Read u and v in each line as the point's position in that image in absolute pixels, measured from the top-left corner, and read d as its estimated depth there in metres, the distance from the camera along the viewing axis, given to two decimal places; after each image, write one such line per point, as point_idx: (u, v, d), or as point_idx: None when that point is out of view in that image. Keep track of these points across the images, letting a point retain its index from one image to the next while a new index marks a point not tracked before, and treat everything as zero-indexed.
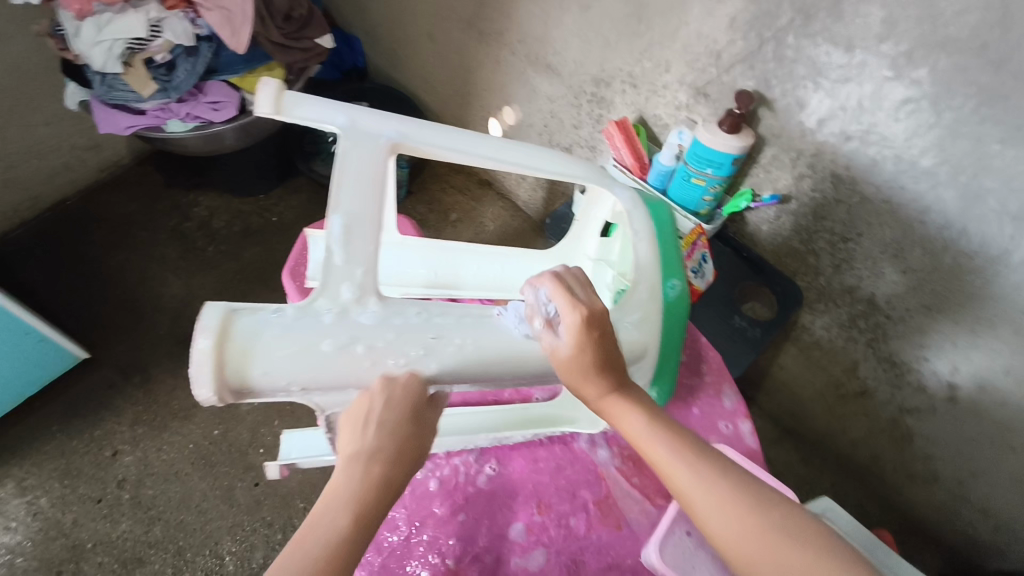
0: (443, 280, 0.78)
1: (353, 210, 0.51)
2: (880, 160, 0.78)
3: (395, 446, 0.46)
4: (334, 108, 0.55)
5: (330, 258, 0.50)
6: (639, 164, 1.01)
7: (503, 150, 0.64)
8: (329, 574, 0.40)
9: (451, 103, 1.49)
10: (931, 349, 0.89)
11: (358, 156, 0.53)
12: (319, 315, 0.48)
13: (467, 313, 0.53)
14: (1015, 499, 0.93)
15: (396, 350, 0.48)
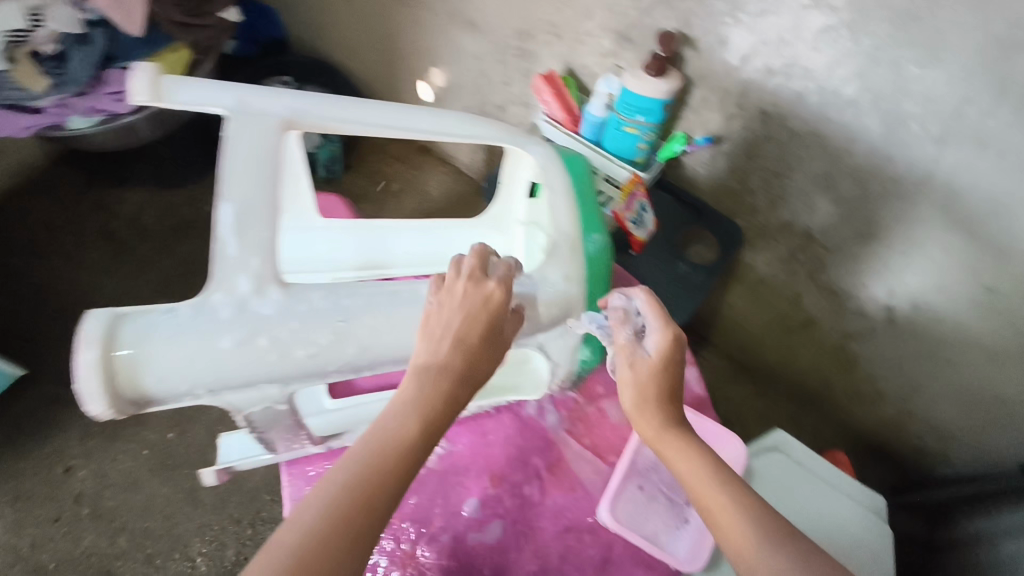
0: (373, 262, 0.80)
1: (245, 199, 0.52)
2: (804, 93, 0.77)
3: (470, 352, 0.51)
4: (221, 89, 0.56)
5: (223, 250, 0.51)
6: (570, 117, 0.99)
7: (405, 118, 0.66)
8: (394, 457, 0.46)
9: (379, 70, 1.43)
10: (867, 275, 0.90)
11: (248, 139, 0.54)
12: (216, 309, 0.49)
13: (380, 292, 0.56)
14: (955, 408, 0.98)
15: (304, 336, 0.52)
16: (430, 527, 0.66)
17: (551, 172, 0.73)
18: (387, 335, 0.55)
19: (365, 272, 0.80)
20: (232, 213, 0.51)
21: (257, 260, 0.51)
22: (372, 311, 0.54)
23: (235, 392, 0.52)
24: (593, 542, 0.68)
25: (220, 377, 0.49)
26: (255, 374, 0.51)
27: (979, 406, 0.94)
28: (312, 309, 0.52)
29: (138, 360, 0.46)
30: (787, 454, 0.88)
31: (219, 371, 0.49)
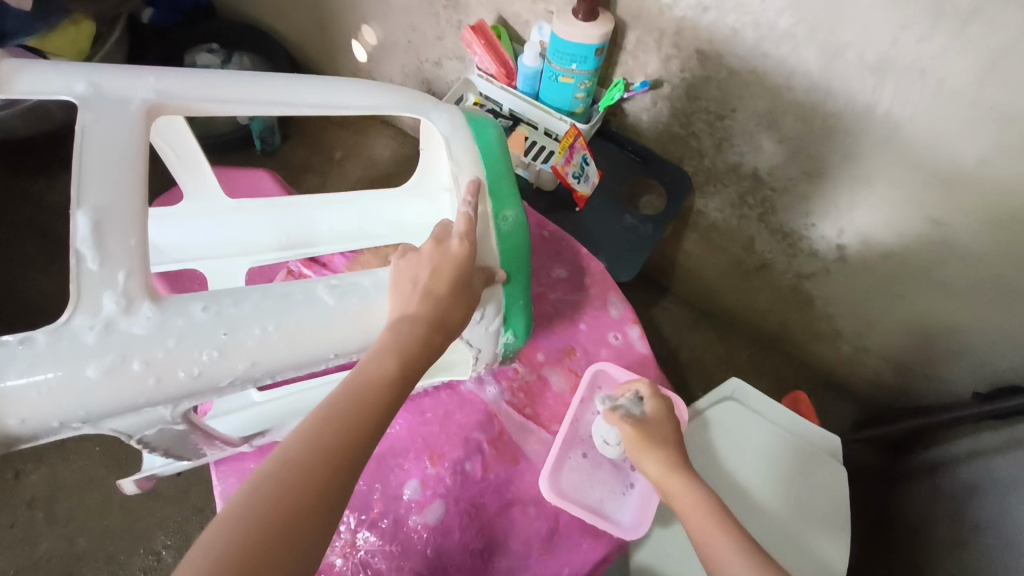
0: (295, 240, 0.78)
1: (99, 203, 0.48)
2: (739, 28, 0.73)
3: (441, 301, 0.56)
4: (71, 74, 0.54)
5: (82, 265, 0.47)
6: (504, 70, 0.93)
7: (286, 92, 0.63)
8: (371, 391, 0.49)
9: (308, 30, 1.34)
10: (816, 215, 0.88)
11: (102, 128, 0.51)
12: (79, 334, 0.46)
13: (270, 293, 0.54)
14: (908, 341, 0.98)
15: (185, 354, 0.50)
16: (371, 513, 0.72)
17: (455, 145, 0.67)
18: (282, 341, 0.54)
19: (287, 250, 0.78)
20: (88, 220, 0.48)
21: (124, 272, 0.48)
22: (267, 317, 0.53)
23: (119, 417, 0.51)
24: (537, 514, 0.73)
25: (93, 405, 0.47)
26: (133, 396, 0.49)
27: (932, 338, 0.94)
28: (191, 324, 0.50)
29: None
30: (740, 402, 0.87)
31: (90, 399, 0.47)
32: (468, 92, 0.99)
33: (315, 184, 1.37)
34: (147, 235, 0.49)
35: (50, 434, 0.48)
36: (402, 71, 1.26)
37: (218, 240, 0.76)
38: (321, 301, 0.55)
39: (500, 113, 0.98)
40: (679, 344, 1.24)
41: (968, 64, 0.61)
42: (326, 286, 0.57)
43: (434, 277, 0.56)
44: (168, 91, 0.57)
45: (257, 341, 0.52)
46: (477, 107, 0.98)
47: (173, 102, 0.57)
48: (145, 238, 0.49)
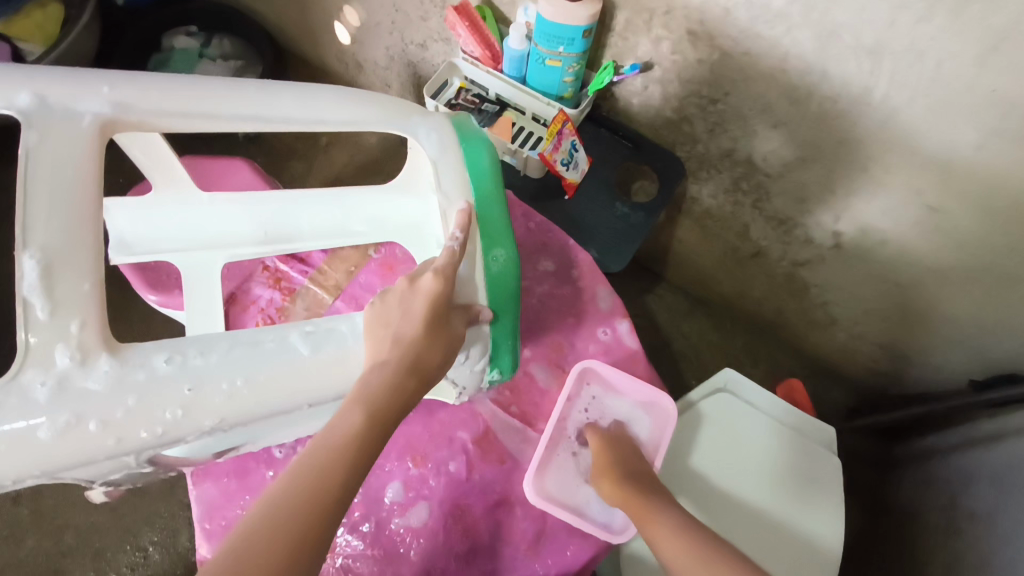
0: (275, 237, 0.75)
1: (50, 243, 0.47)
2: (732, 8, 0.70)
3: (414, 347, 0.55)
4: (12, 84, 0.51)
5: (32, 311, 0.46)
6: (488, 53, 0.90)
7: (259, 107, 0.61)
8: (340, 454, 0.49)
9: (288, 9, 1.29)
10: (812, 203, 0.86)
11: (47, 153, 0.49)
12: (30, 391, 0.46)
13: (240, 342, 0.54)
14: (902, 327, 0.96)
15: (145, 412, 0.49)
16: (351, 516, 0.71)
17: (443, 172, 0.66)
18: (249, 395, 0.53)
19: (266, 246, 0.75)
20: (36, 263, 0.46)
21: (77, 323, 0.47)
22: (235, 370, 0.52)
23: (78, 470, 0.50)
24: (524, 515, 0.72)
25: (46, 465, 0.47)
26: (89, 453, 0.48)
27: (927, 325, 0.93)
28: (150, 379, 0.49)
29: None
30: (734, 392, 0.85)
31: (44, 458, 0.47)
32: (452, 77, 0.95)
33: (301, 170, 1.33)
34: (101, 278, 0.48)
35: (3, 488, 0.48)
36: (387, 54, 1.22)
37: (193, 234, 0.74)
38: (295, 350, 0.55)
39: (486, 98, 0.95)
40: (672, 332, 1.23)
41: (971, 46, 0.58)
42: (300, 333, 0.56)
43: (405, 321, 0.56)
44: (127, 103, 0.55)
45: (225, 394, 0.52)
46: (462, 91, 0.95)
47: (130, 116, 0.55)
48: (100, 281, 0.48)
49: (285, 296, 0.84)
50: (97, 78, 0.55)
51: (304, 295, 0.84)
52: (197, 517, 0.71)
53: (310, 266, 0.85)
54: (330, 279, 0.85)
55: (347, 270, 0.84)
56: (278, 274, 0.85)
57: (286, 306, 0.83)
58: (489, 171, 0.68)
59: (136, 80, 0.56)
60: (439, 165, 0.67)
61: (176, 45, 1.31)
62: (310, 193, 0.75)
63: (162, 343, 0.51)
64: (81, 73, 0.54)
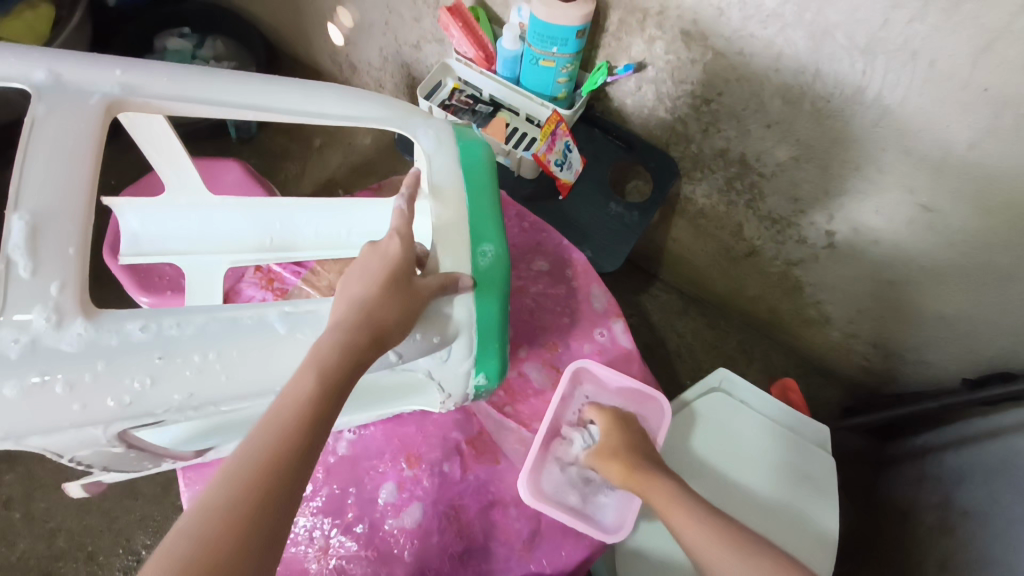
0: (275, 244, 0.74)
1: (41, 208, 0.46)
2: (725, 8, 0.70)
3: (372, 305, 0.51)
4: (31, 62, 0.53)
5: (13, 271, 0.45)
6: (482, 55, 0.90)
7: (261, 93, 0.60)
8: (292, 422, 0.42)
9: (282, 10, 1.29)
10: (805, 202, 0.86)
11: (51, 125, 0.50)
12: (2, 346, 0.44)
13: (218, 317, 0.50)
14: (895, 327, 0.97)
15: (112, 379, 0.46)
16: (345, 517, 0.71)
17: (435, 163, 0.65)
18: (222, 373, 0.50)
19: (268, 253, 0.74)
20: (24, 224, 0.46)
21: (58, 284, 0.45)
22: (210, 343, 0.49)
23: (42, 437, 0.47)
24: (519, 515, 0.72)
25: (16, 427, 0.45)
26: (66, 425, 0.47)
27: (921, 324, 0.93)
28: (122, 346, 0.47)
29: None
30: (729, 392, 0.85)
31: (14, 417, 0.45)
32: (447, 78, 0.95)
33: (294, 171, 1.32)
34: (87, 243, 0.47)
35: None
36: (380, 55, 1.21)
37: (195, 231, 0.73)
38: (272, 328, 0.51)
39: (480, 99, 0.95)
40: (667, 331, 1.23)
41: (963, 45, 0.59)
42: (279, 311, 0.52)
43: (361, 280, 0.52)
44: (135, 87, 0.55)
45: (193, 369, 0.49)
46: (456, 92, 0.95)
47: (136, 98, 0.55)
48: (86, 244, 0.47)
49: (277, 297, 0.83)
50: (113, 62, 0.55)
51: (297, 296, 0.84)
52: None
53: (302, 266, 0.84)
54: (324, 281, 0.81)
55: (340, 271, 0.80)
56: (271, 275, 0.85)
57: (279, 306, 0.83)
58: (484, 169, 0.67)
59: (150, 66, 0.57)
60: (431, 158, 0.66)
61: (168, 46, 1.30)
62: (312, 199, 0.75)
63: (138, 311, 0.48)
64: (100, 58, 0.55)
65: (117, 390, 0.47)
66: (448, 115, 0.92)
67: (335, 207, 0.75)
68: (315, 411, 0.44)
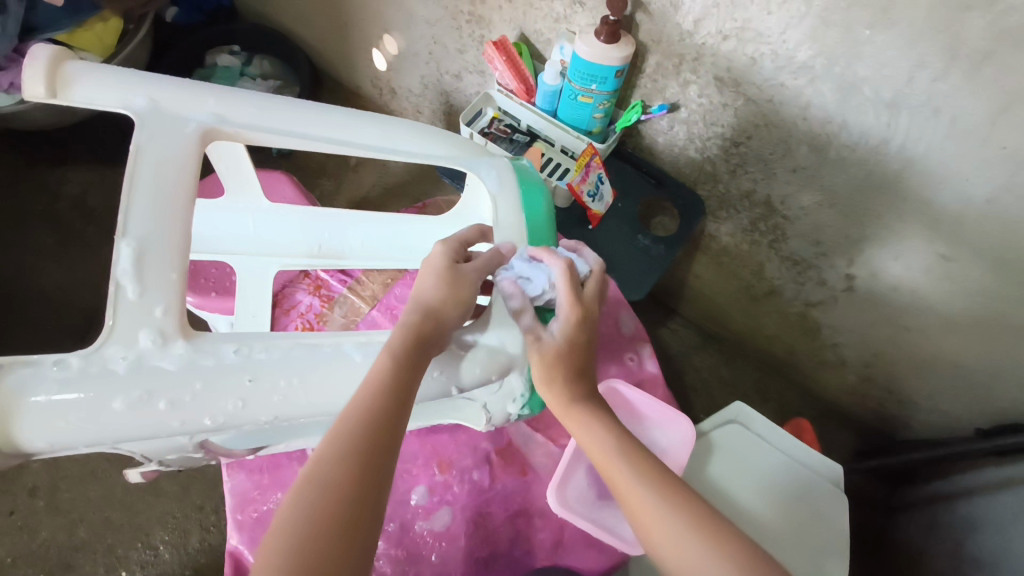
0: (328, 253, 0.81)
1: (144, 232, 0.50)
2: (759, 58, 0.74)
3: (434, 293, 0.56)
4: (132, 90, 0.58)
5: (121, 293, 0.49)
6: (523, 87, 0.94)
7: (341, 130, 0.66)
8: (373, 403, 0.48)
9: (330, 36, 1.35)
10: (827, 246, 0.89)
11: (153, 148, 0.54)
12: (110, 363, 0.48)
13: (301, 344, 0.54)
14: (909, 372, 0.99)
15: (213, 400, 0.50)
16: None
17: (501, 206, 0.70)
18: (303, 397, 0.52)
19: (316, 258, 0.81)
20: (130, 250, 0.49)
21: (161, 307, 0.50)
22: (293, 368, 0.52)
23: (136, 443, 0.52)
24: (543, 525, 0.76)
25: (113, 435, 0.48)
26: (154, 432, 0.49)
27: (936, 371, 0.95)
28: (216, 367, 0.50)
29: (14, 413, 0.46)
30: (745, 425, 0.88)
31: (115, 427, 0.48)
32: (487, 107, 1.01)
33: (330, 187, 1.37)
34: (187, 269, 0.51)
35: (66, 451, 0.49)
36: (422, 82, 1.27)
37: (253, 234, 0.79)
38: (348, 356, 0.54)
39: (518, 129, 1.00)
40: (683, 365, 1.26)
41: (983, 105, 0.62)
42: (355, 342, 0.56)
43: (423, 275, 0.58)
44: (224, 115, 0.60)
45: (279, 394, 0.52)
46: (495, 121, 1.00)
47: (226, 127, 0.60)
48: (186, 271, 0.51)
49: (324, 303, 0.89)
50: (206, 91, 0.61)
51: (342, 302, 0.90)
52: (229, 508, 0.74)
53: (349, 275, 0.91)
54: (368, 289, 0.91)
55: (384, 281, 0.91)
56: (319, 282, 0.90)
57: (324, 312, 0.88)
58: (545, 216, 0.71)
59: (238, 97, 0.62)
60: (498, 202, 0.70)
61: (219, 62, 1.38)
62: (369, 215, 0.81)
63: (229, 334, 0.53)
64: (194, 86, 0.61)
65: (215, 410, 0.50)
66: (488, 141, 0.97)
67: (387, 225, 0.82)
68: (392, 395, 0.49)
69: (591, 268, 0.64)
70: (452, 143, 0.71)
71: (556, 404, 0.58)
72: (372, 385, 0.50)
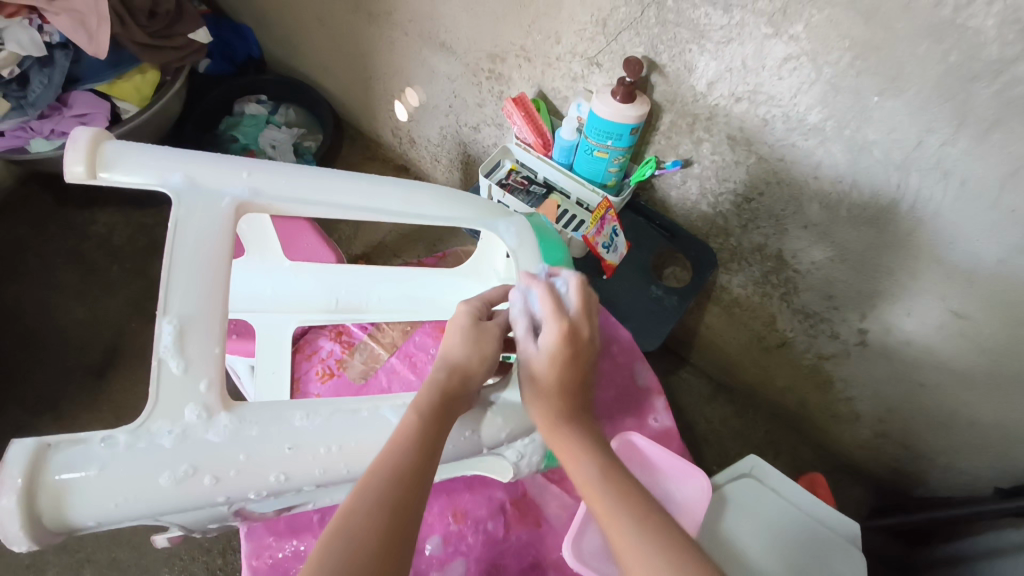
0: (348, 307, 0.88)
1: (186, 313, 0.53)
2: (770, 120, 0.77)
3: (460, 350, 0.59)
4: (169, 167, 0.61)
5: (165, 367, 0.52)
6: (541, 141, 0.97)
7: (370, 196, 0.68)
8: (402, 457, 0.50)
9: (354, 88, 1.40)
10: (836, 300, 0.90)
11: (190, 223, 0.57)
12: (157, 437, 0.50)
13: (341, 409, 0.56)
14: (925, 430, 0.98)
15: (254, 472, 0.51)
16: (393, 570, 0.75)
17: (524, 265, 0.73)
18: (345, 464, 0.54)
19: (336, 313, 0.88)
20: (173, 328, 0.52)
21: (205, 382, 0.52)
22: (333, 437, 0.54)
23: (177, 515, 0.51)
24: None
25: (155, 508, 0.49)
26: (197, 505, 0.50)
27: (950, 428, 0.94)
28: (259, 437, 0.52)
29: (62, 491, 0.47)
30: (760, 479, 0.87)
31: (155, 500, 0.49)
32: (505, 159, 1.04)
33: (348, 232, 1.40)
34: (227, 341, 0.54)
35: (110, 526, 0.49)
36: (441, 133, 1.31)
37: (279, 292, 0.87)
38: (385, 420, 0.56)
39: (535, 180, 1.03)
40: (695, 415, 1.25)
41: (993, 170, 0.64)
42: (392, 405, 0.58)
43: (447, 334, 0.61)
44: (259, 188, 0.63)
45: (320, 466, 0.53)
46: (512, 172, 1.03)
47: (260, 200, 0.63)
48: (227, 344, 0.54)
49: (345, 349, 0.92)
50: (239, 164, 0.63)
51: (362, 349, 0.93)
52: (245, 555, 0.75)
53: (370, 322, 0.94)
54: (387, 336, 0.94)
55: (403, 328, 0.94)
56: (340, 328, 0.93)
57: (345, 358, 0.91)
58: (566, 272, 0.76)
59: (269, 169, 0.65)
60: (517, 256, 0.74)
61: (246, 110, 1.43)
62: (388, 271, 0.89)
63: (271, 406, 0.54)
64: (227, 162, 0.63)
65: (257, 484, 0.51)
66: (505, 193, 1.00)
67: (402, 280, 0.89)
68: (421, 453, 0.51)
69: (568, 284, 0.64)
70: (473, 202, 0.74)
71: (545, 423, 0.58)
72: (398, 442, 0.51)
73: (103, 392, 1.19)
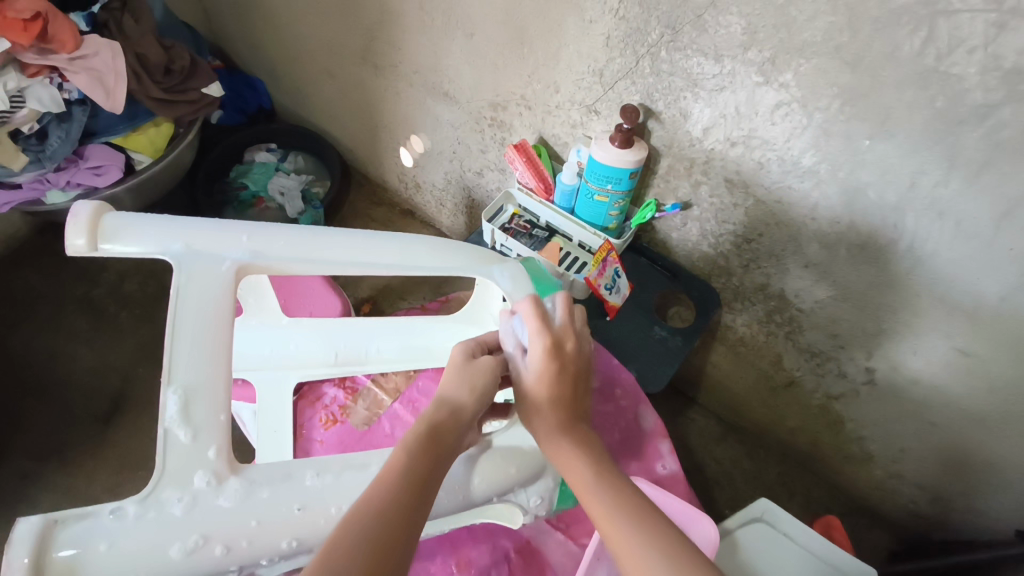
0: (350, 360, 0.89)
1: (189, 381, 0.54)
2: (766, 163, 0.78)
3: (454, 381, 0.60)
4: (170, 235, 0.62)
5: (171, 435, 0.52)
6: (542, 185, 0.99)
7: (367, 254, 0.70)
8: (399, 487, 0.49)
9: (361, 136, 1.44)
10: (841, 339, 0.90)
11: (192, 290, 0.58)
12: (167, 505, 0.50)
13: (350, 464, 0.57)
14: (939, 470, 0.96)
15: (268, 538, 0.52)
16: None
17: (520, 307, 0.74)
18: None
19: (335, 368, 0.89)
20: (177, 397, 0.53)
21: (214, 448, 0.53)
22: (342, 498, 0.54)
23: None
24: None
25: None
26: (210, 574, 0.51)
27: (966, 469, 0.93)
28: (270, 500, 0.53)
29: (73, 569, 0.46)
30: (772, 525, 0.85)
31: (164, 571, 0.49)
32: (508, 203, 1.05)
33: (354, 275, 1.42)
34: (232, 407, 0.54)
35: None
36: (445, 177, 1.34)
37: (281, 348, 0.87)
38: None
39: (537, 224, 1.04)
40: (705, 457, 1.24)
41: (987, 211, 0.65)
42: None
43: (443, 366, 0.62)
44: (259, 251, 0.65)
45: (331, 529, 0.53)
46: (516, 216, 1.04)
47: (260, 262, 0.64)
48: (231, 410, 0.54)
49: (348, 395, 0.92)
50: (239, 228, 0.65)
51: (366, 394, 0.93)
52: None
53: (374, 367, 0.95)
54: (390, 381, 0.95)
55: (406, 373, 0.94)
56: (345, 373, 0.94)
57: (348, 404, 0.92)
58: None
59: (268, 232, 0.66)
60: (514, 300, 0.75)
61: (257, 158, 1.47)
62: (385, 323, 0.90)
63: (281, 466, 0.55)
64: (226, 226, 0.65)
65: (270, 551, 0.52)
66: (507, 237, 1.01)
67: (401, 329, 0.90)
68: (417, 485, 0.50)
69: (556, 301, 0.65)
70: (467, 252, 0.75)
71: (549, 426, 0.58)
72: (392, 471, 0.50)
73: (109, 438, 1.19)
